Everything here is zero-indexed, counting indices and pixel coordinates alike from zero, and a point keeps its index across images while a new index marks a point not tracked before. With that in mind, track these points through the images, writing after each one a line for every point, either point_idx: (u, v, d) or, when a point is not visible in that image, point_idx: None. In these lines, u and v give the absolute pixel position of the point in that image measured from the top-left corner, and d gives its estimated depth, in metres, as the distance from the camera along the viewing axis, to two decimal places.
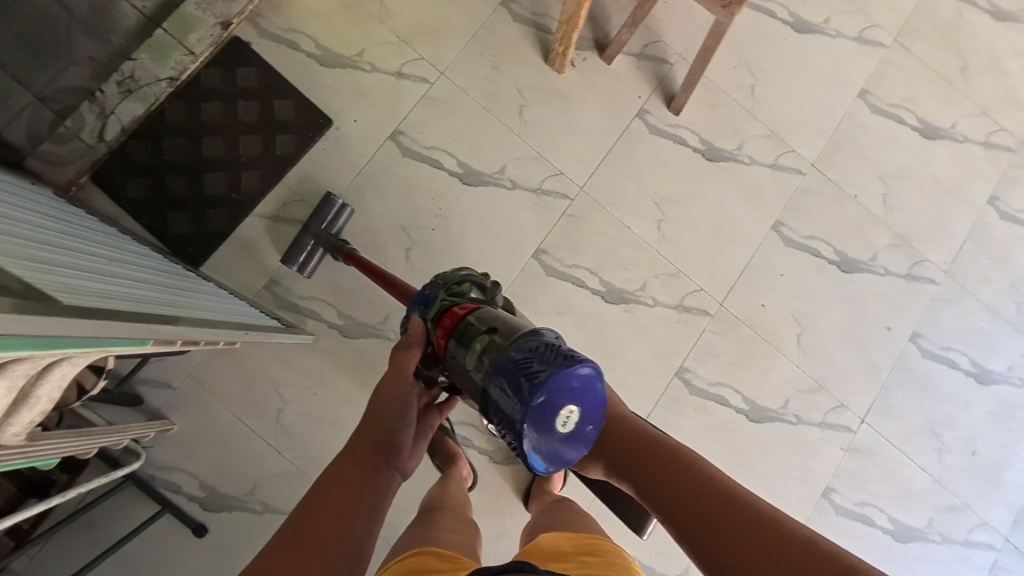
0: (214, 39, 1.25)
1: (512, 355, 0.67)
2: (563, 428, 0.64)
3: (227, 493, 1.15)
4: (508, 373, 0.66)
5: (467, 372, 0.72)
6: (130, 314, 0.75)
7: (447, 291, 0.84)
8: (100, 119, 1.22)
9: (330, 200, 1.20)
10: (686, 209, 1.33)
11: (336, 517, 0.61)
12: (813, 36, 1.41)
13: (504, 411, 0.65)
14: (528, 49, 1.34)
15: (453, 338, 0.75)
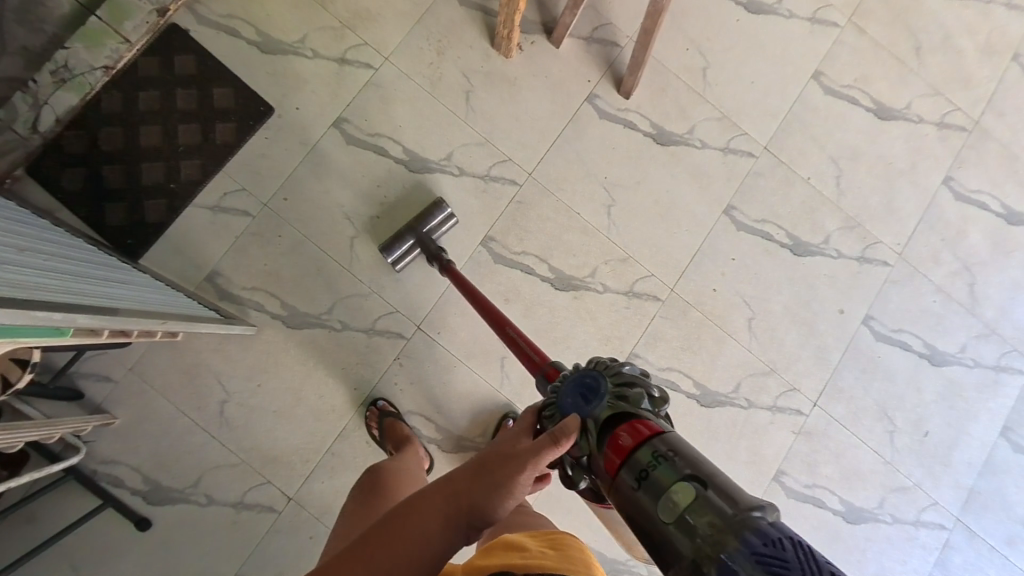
0: (150, 26, 1.27)
1: (746, 542, 0.49)
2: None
3: (170, 486, 1.14)
4: (744, 574, 0.48)
5: (664, 536, 0.55)
6: (37, 301, 0.70)
7: (614, 393, 0.67)
8: (33, 109, 1.22)
9: (442, 206, 1.22)
10: (634, 193, 1.32)
11: (405, 553, 0.63)
12: (765, 17, 1.39)
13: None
14: (474, 33, 1.33)
15: (630, 470, 0.60)
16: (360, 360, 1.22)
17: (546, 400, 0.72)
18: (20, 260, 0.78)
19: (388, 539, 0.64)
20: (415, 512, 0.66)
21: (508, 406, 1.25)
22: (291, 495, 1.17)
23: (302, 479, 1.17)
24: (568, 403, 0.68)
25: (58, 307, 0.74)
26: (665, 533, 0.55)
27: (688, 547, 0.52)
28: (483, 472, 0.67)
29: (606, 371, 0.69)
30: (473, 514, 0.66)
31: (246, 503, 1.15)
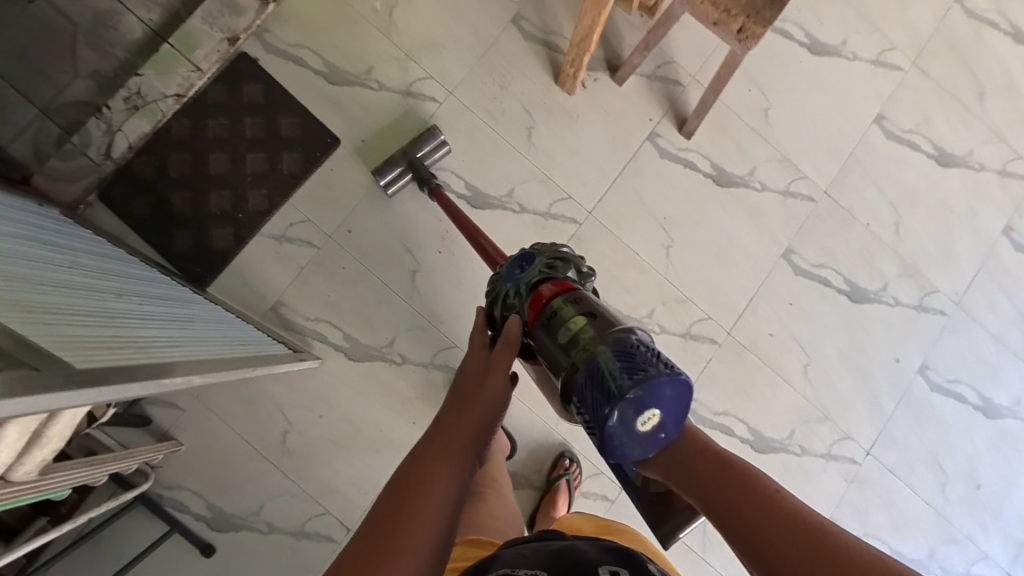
0: (220, 55, 1.30)
1: (611, 347, 0.66)
2: (641, 428, 0.60)
3: (234, 514, 1.17)
4: (603, 364, 0.64)
5: (556, 352, 0.71)
6: (153, 368, 0.70)
7: (544, 264, 0.82)
8: (107, 136, 1.28)
9: (437, 134, 1.25)
10: (693, 233, 1.31)
11: (423, 509, 0.55)
12: (830, 58, 1.36)
13: (589, 397, 0.63)
14: (536, 67, 1.33)
15: (544, 314, 0.75)
16: (419, 393, 1.24)
17: (491, 279, 0.87)
18: (125, 318, 0.78)
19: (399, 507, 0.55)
20: (416, 466, 0.59)
21: (563, 443, 1.26)
22: (349, 525, 1.18)
23: (361, 510, 1.19)
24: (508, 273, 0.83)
25: (172, 369, 0.74)
26: (556, 351, 0.71)
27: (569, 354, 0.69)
28: (465, 399, 0.67)
29: (541, 249, 0.84)
30: (474, 436, 0.63)
31: (306, 532, 1.17)
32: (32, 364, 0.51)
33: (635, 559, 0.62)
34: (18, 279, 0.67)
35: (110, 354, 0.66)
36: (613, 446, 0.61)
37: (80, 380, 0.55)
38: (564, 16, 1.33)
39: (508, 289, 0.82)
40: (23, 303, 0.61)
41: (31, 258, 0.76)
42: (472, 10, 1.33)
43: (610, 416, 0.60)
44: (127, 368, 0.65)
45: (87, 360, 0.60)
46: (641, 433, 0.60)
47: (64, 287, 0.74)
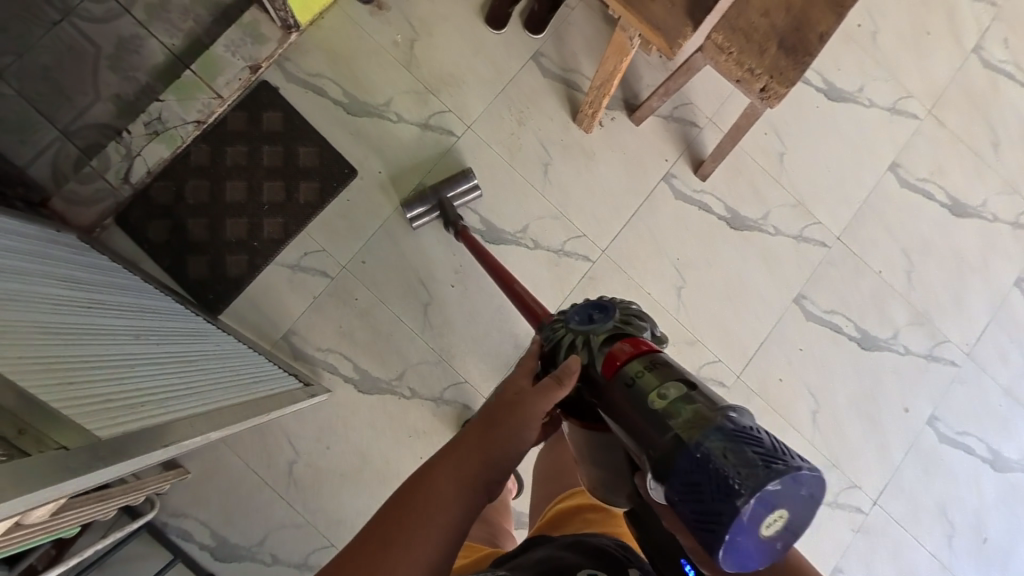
0: (242, 83, 1.32)
1: (725, 425, 0.54)
2: (765, 532, 0.48)
3: (238, 544, 1.16)
4: (722, 447, 0.52)
5: (643, 422, 0.60)
6: (171, 427, 0.71)
7: (620, 321, 0.73)
8: (126, 160, 1.30)
9: (471, 178, 1.26)
10: (707, 275, 1.31)
11: (423, 530, 0.58)
12: (846, 105, 1.36)
13: (704, 482, 0.51)
14: (555, 104, 1.33)
15: (626, 374, 0.65)
16: (428, 428, 1.24)
17: (550, 325, 0.77)
18: (148, 367, 0.80)
19: (402, 521, 0.57)
20: (425, 484, 0.60)
21: None
22: None
23: None
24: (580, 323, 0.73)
25: (192, 423, 0.75)
26: (643, 418, 0.61)
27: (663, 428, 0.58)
28: (493, 427, 0.63)
29: (616, 302, 0.75)
30: (490, 471, 0.62)
31: (310, 565, 1.16)
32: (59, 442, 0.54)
33: (615, 560, 0.66)
34: (43, 335, 0.68)
35: (133, 413, 0.67)
36: (734, 549, 0.48)
37: (105, 445, 0.57)
38: (583, 54, 1.34)
39: (575, 340, 0.72)
40: (48, 363, 0.62)
41: (55, 305, 0.78)
42: (492, 45, 1.33)
43: (739, 513, 0.47)
44: (150, 430, 0.67)
45: (114, 427, 0.61)
46: (766, 538, 0.49)
47: (87, 335, 0.76)
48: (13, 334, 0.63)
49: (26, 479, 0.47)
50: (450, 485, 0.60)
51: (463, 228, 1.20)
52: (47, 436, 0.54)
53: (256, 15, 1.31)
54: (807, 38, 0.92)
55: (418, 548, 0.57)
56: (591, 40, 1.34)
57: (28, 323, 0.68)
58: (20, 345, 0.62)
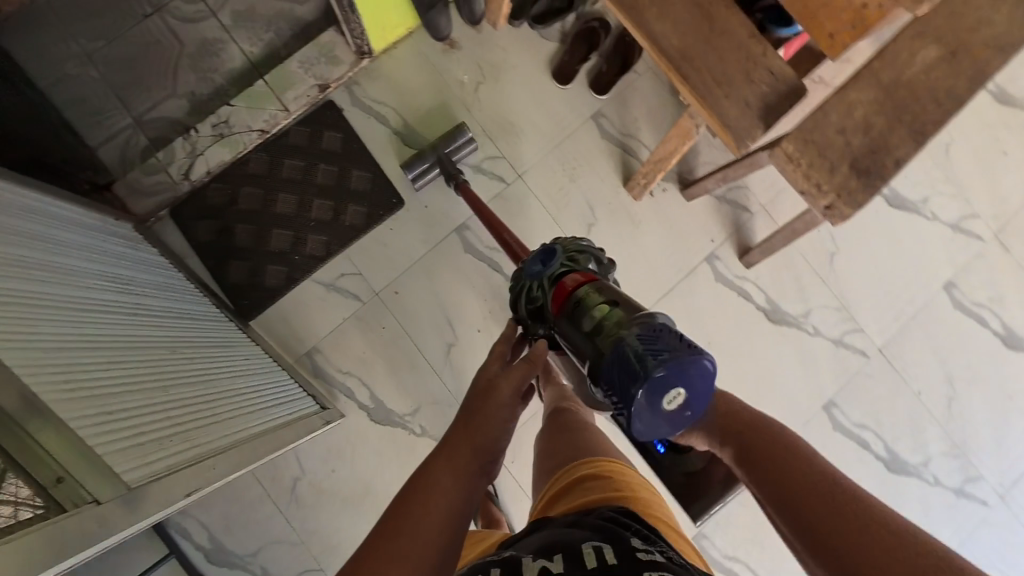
0: (310, 99, 1.35)
1: (634, 331, 0.63)
2: (668, 407, 0.59)
3: (232, 550, 1.18)
4: (629, 347, 0.61)
5: (577, 339, 0.70)
6: (198, 468, 0.73)
7: (566, 258, 0.82)
8: (189, 157, 1.36)
9: (465, 132, 1.29)
10: (737, 365, 1.27)
11: (427, 522, 0.55)
12: (908, 214, 1.31)
13: (616, 380, 0.61)
14: (609, 167, 1.32)
15: (569, 302, 0.74)
16: None
17: (515, 272, 0.87)
18: (181, 395, 0.83)
19: (404, 520, 0.54)
20: (418, 476, 0.59)
21: None
22: None
23: None
24: (533, 268, 0.82)
25: (216, 461, 0.77)
26: (577, 337, 0.70)
27: (590, 342, 0.67)
28: (475, 413, 0.65)
29: (564, 243, 0.84)
30: (482, 450, 0.62)
31: None
32: (92, 497, 0.57)
33: (617, 525, 0.61)
34: (88, 365, 0.71)
35: (163, 453, 0.70)
36: (640, 423, 0.59)
37: (128, 498, 0.59)
38: (645, 121, 1.32)
39: (531, 283, 0.82)
40: (96, 400, 0.65)
41: (99, 330, 0.81)
42: (556, 99, 1.33)
43: (636, 397, 0.58)
44: (181, 472, 0.69)
45: (145, 471, 0.64)
46: (671, 413, 0.59)
47: (127, 363, 0.79)
48: (61, 368, 0.66)
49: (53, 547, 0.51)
50: (448, 477, 0.58)
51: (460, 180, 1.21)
52: (81, 490, 0.57)
53: (333, 37, 1.34)
54: (883, 162, 0.88)
55: (426, 542, 0.54)
56: (656, 109, 1.32)
57: (76, 353, 0.71)
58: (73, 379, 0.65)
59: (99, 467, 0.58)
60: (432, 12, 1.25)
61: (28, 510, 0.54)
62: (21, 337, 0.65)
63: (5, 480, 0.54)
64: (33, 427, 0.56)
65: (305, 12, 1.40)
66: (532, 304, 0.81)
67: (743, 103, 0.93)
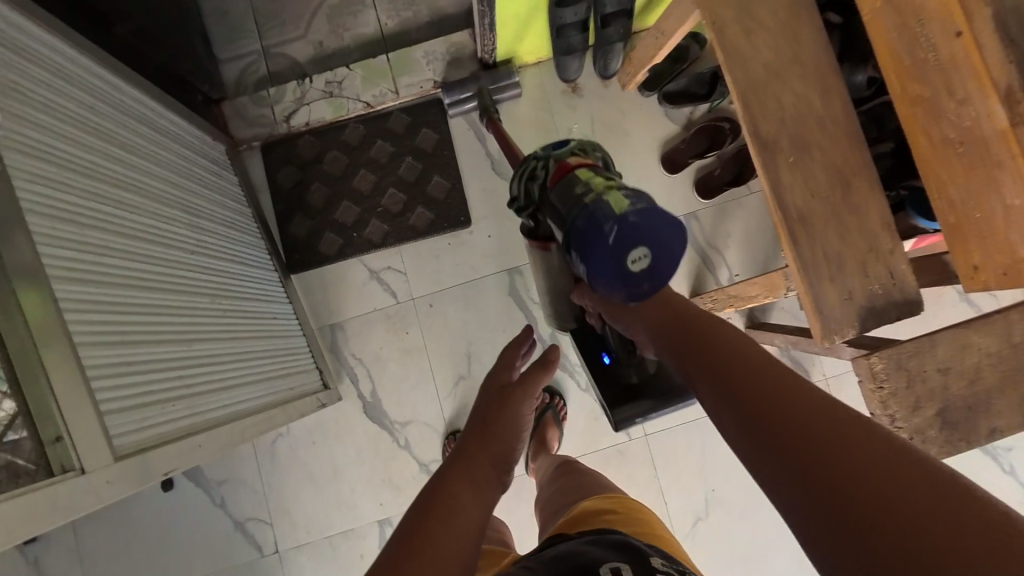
0: (421, 91, 1.36)
1: (620, 191, 0.54)
2: (631, 264, 0.51)
3: (205, 473, 1.29)
4: (611, 200, 0.53)
5: (561, 208, 0.59)
6: (186, 445, 0.74)
7: (578, 146, 0.67)
8: (295, 103, 1.38)
9: (512, 75, 1.28)
10: (732, 524, 1.22)
11: (452, 534, 0.46)
12: (983, 455, 1.20)
13: (590, 227, 0.53)
14: (681, 272, 1.24)
15: (566, 173, 0.61)
16: (400, 482, 1.28)
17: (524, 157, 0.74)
18: (198, 355, 0.84)
19: (427, 534, 0.46)
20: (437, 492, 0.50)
21: None
22: (281, 547, 1.27)
23: (296, 543, 1.27)
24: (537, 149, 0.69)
25: (203, 440, 0.78)
26: (561, 207, 0.59)
27: (570, 204, 0.57)
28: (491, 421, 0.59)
29: (579, 136, 0.69)
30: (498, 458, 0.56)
31: (245, 527, 1.27)
32: (79, 466, 0.56)
33: (637, 551, 0.60)
34: (128, 305, 0.72)
35: (158, 424, 0.70)
36: (597, 271, 0.52)
37: (116, 476, 0.59)
38: (737, 240, 1.24)
39: (538, 164, 0.68)
40: (121, 359, 0.66)
41: (154, 262, 0.82)
42: (654, 183, 1.27)
43: (604, 237, 0.51)
44: (168, 446, 0.69)
45: (135, 444, 0.64)
46: (634, 278, 0.52)
47: (165, 309, 0.80)
48: (105, 309, 0.66)
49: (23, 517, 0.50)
50: (470, 491, 0.51)
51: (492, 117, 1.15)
52: (72, 455, 0.56)
53: (465, 40, 1.34)
54: (975, 423, 0.78)
55: (451, 560, 0.45)
56: (752, 233, 1.24)
57: (123, 289, 0.71)
58: (107, 322, 0.66)
59: (94, 436, 0.57)
60: (565, 55, 1.21)
61: (21, 463, 0.54)
62: (85, 268, 0.66)
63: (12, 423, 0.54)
64: (55, 376, 0.55)
65: (449, 5, 1.39)
66: (531, 185, 0.68)
67: (845, 293, 0.82)
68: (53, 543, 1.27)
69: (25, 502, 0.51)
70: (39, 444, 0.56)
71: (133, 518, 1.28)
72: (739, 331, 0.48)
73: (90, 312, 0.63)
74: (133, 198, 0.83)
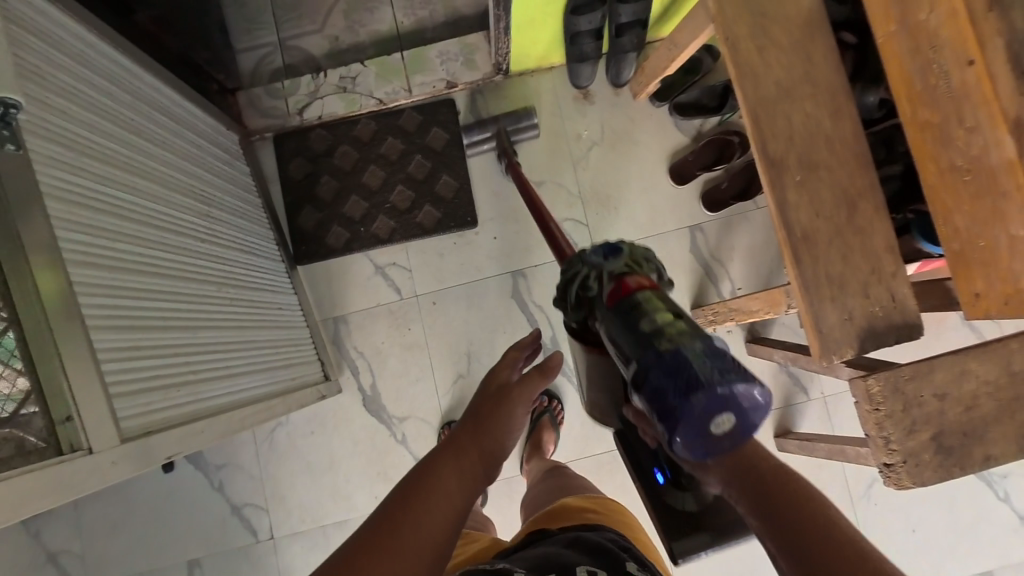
0: (434, 90, 1.36)
1: (698, 344, 0.48)
2: (714, 429, 0.46)
3: (206, 457, 1.31)
4: (692, 359, 0.46)
5: (623, 341, 0.52)
6: (188, 430, 0.75)
7: (634, 259, 0.60)
8: (308, 96, 1.39)
9: (531, 115, 1.29)
10: None
11: (431, 519, 0.48)
12: (978, 483, 1.20)
13: (668, 387, 0.46)
14: (684, 283, 1.25)
15: (629, 304, 0.53)
16: (395, 476, 1.30)
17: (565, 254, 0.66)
18: (203, 343, 0.86)
19: (404, 519, 0.47)
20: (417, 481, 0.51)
21: None
22: (276, 534, 1.29)
23: (291, 531, 1.29)
24: (588, 256, 0.60)
25: (204, 426, 0.79)
26: (624, 342, 0.52)
27: (638, 345, 0.50)
28: (482, 419, 0.57)
29: (632, 241, 0.61)
30: (484, 457, 0.55)
31: (241, 512, 1.30)
32: (87, 445, 0.57)
33: (613, 554, 0.62)
34: (136, 290, 0.73)
35: (161, 409, 0.72)
36: (677, 437, 0.46)
37: (121, 456, 0.60)
38: (741, 254, 1.24)
39: (587, 272, 0.61)
40: (130, 342, 0.67)
41: (164, 249, 0.83)
42: (661, 194, 1.28)
43: (688, 406, 0.45)
44: (170, 431, 0.71)
45: (139, 429, 0.65)
46: (712, 441, 0.47)
47: (172, 295, 0.81)
48: (116, 292, 0.68)
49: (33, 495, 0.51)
50: (456, 479, 0.52)
51: (507, 157, 1.17)
52: (80, 435, 0.57)
53: (479, 42, 1.35)
54: (969, 450, 0.78)
55: (426, 544, 0.47)
56: (757, 248, 1.24)
57: (131, 274, 0.73)
58: (117, 307, 0.67)
59: (102, 416, 0.58)
60: (578, 61, 1.23)
61: (31, 441, 0.54)
62: (98, 250, 0.67)
63: (23, 398, 0.54)
64: (68, 356, 0.56)
65: (465, 6, 1.40)
66: (581, 296, 0.61)
67: (845, 314, 0.83)
68: (54, 517, 1.30)
69: (36, 479, 0.51)
70: (49, 422, 0.56)
71: (132, 498, 1.31)
72: (829, 501, 0.45)
73: (102, 295, 0.64)
74: (147, 183, 0.84)
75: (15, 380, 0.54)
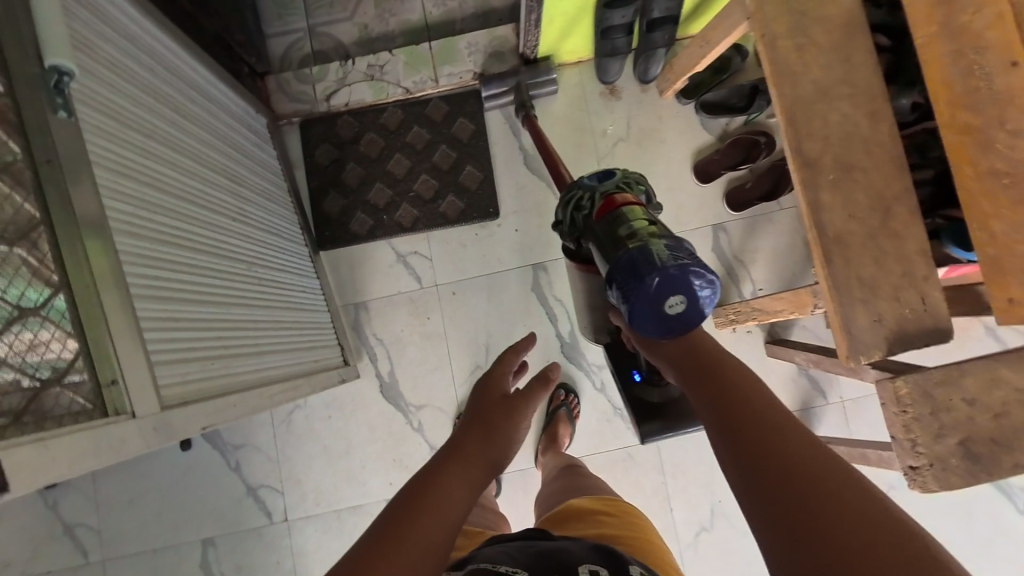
0: (461, 81, 1.37)
1: (661, 241, 0.60)
2: (666, 308, 0.56)
3: (223, 435, 1.32)
4: (655, 249, 0.59)
5: (604, 243, 0.65)
6: (222, 401, 0.76)
7: (624, 181, 0.71)
8: (337, 83, 1.40)
9: (552, 71, 1.28)
10: (735, 538, 1.22)
11: (434, 531, 0.45)
12: (998, 495, 1.19)
13: (634, 273, 0.58)
14: None
15: (615, 214, 0.65)
16: (410, 463, 1.31)
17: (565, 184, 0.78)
18: (234, 319, 0.86)
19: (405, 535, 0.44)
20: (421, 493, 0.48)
21: None
22: (290, 515, 1.30)
23: (304, 513, 1.30)
24: (584, 179, 0.73)
25: (237, 399, 0.80)
26: (605, 246, 0.64)
27: (615, 244, 0.63)
28: (486, 427, 0.55)
29: (624, 168, 0.73)
30: (486, 468, 0.53)
31: (255, 491, 1.31)
32: (131, 410, 0.58)
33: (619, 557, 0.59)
34: (174, 263, 0.74)
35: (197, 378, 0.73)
36: (636, 314, 0.57)
37: (161, 420, 0.61)
38: (765, 255, 1.24)
39: (582, 194, 0.72)
40: (167, 310, 0.68)
41: (198, 224, 0.83)
42: (686, 192, 1.27)
43: (647, 286, 0.56)
44: (206, 402, 0.71)
45: (176, 397, 0.66)
46: (667, 322, 0.56)
47: (204, 269, 0.81)
48: (154, 263, 0.68)
49: (79, 453, 0.51)
50: (461, 492, 0.49)
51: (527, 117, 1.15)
52: (125, 400, 0.58)
53: (508, 34, 1.35)
54: (998, 458, 0.77)
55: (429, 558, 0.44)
56: (781, 250, 1.24)
57: (168, 246, 0.73)
58: (156, 277, 0.68)
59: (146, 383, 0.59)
60: (608, 57, 1.23)
61: (79, 402, 0.56)
62: (140, 223, 0.68)
63: (73, 362, 0.56)
64: (115, 323, 0.57)
65: None
66: (576, 216, 0.72)
67: (875, 316, 0.82)
68: (73, 488, 1.31)
69: (84, 437, 0.52)
70: (96, 386, 0.57)
71: (150, 473, 1.32)
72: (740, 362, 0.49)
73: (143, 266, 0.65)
74: (183, 159, 0.85)
75: (66, 342, 0.56)
